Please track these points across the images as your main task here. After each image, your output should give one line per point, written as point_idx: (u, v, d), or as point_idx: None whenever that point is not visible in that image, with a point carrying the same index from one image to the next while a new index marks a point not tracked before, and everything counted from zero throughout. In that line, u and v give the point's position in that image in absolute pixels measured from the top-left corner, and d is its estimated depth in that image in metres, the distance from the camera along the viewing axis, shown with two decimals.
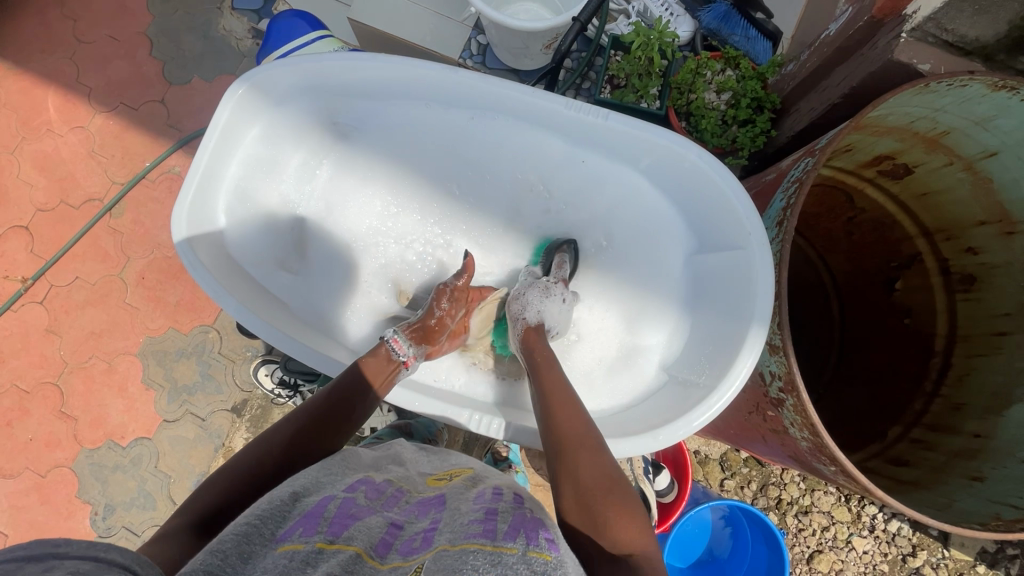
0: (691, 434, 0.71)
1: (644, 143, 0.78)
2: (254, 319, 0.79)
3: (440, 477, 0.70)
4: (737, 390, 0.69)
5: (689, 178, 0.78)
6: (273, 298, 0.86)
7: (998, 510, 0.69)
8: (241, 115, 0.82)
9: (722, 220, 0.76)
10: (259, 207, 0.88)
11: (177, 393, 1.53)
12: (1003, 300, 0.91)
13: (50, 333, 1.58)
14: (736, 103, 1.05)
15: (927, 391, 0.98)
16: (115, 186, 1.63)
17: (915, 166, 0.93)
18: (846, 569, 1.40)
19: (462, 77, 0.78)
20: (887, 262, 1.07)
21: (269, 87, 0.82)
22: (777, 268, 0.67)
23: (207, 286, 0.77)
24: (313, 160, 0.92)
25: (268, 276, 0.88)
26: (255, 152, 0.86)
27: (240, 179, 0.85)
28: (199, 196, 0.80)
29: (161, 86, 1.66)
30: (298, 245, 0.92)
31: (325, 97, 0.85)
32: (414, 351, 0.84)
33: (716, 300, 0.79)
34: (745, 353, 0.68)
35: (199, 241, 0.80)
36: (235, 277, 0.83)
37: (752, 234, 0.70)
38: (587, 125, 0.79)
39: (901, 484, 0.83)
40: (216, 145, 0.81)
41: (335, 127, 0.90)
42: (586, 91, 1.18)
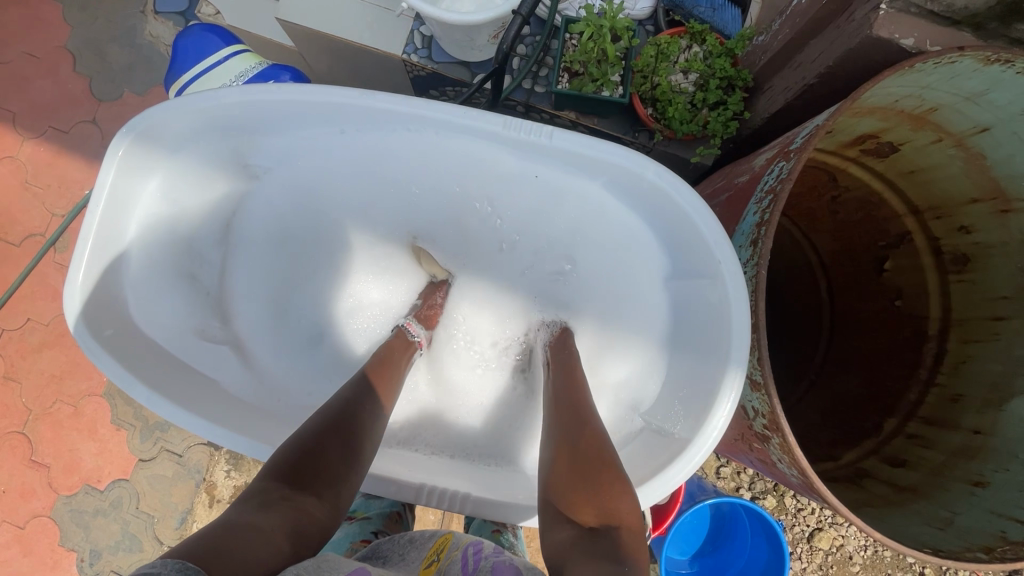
0: (672, 489, 0.65)
1: (597, 164, 0.70)
2: (172, 407, 0.72)
3: (428, 562, 0.62)
4: (718, 436, 0.63)
5: (648, 196, 0.70)
6: (195, 373, 0.78)
7: (1003, 528, 0.65)
8: (133, 172, 0.73)
9: (691, 245, 0.69)
10: (169, 270, 0.80)
11: (150, 431, 1.47)
12: (1000, 283, 0.86)
13: (8, 381, 1.50)
14: (705, 85, 0.97)
15: (922, 378, 0.93)
16: (56, 218, 1.52)
17: (900, 144, 0.85)
18: (847, 545, 1.39)
19: (386, 101, 0.69)
20: (875, 241, 1.00)
21: (162, 133, 0.73)
22: (752, 298, 0.60)
23: (114, 375, 0.70)
24: (228, 210, 0.83)
25: (188, 347, 0.80)
26: (158, 209, 0.77)
27: (143, 244, 0.77)
28: (92, 270, 0.71)
29: (91, 105, 1.53)
30: (221, 306, 0.84)
31: (233, 136, 0.76)
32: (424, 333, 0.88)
33: (691, 328, 0.73)
34: (723, 396, 0.62)
35: (99, 319, 0.72)
36: (148, 357, 0.75)
37: (722, 262, 0.63)
38: (530, 145, 0.70)
39: (900, 491, 0.78)
40: (107, 207, 0.72)
41: (246, 169, 0.81)
42: (544, 79, 1.08)
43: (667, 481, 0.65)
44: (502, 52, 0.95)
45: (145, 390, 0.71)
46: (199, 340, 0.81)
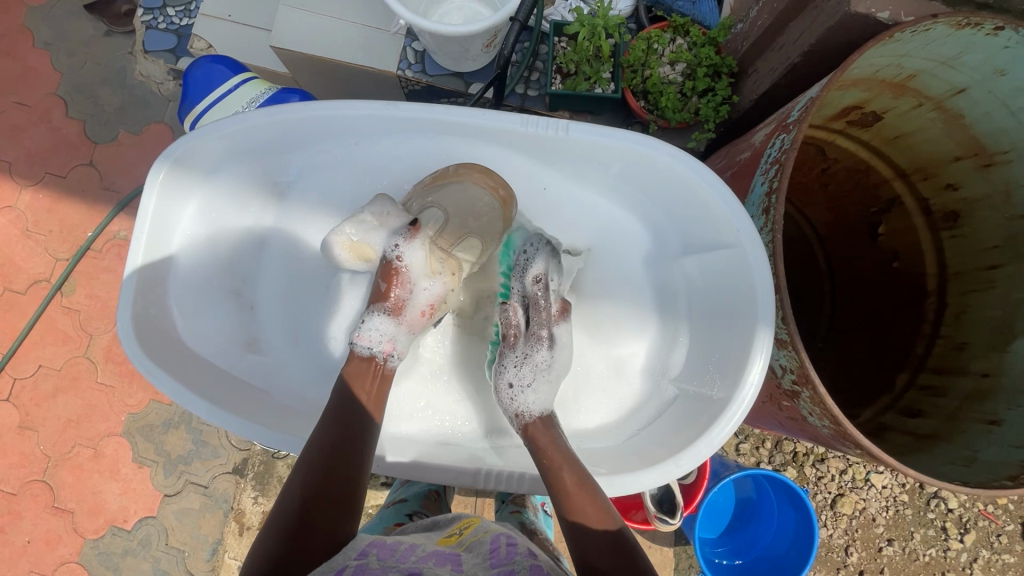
0: (714, 452, 0.68)
1: (610, 151, 0.74)
2: (231, 418, 0.74)
3: (450, 533, 0.67)
4: (753, 397, 0.67)
5: (663, 177, 0.75)
6: (245, 385, 0.80)
7: (1022, 458, 0.70)
8: (170, 201, 0.76)
9: (708, 219, 0.72)
10: (211, 289, 0.81)
11: (173, 466, 1.47)
12: (990, 233, 0.91)
13: (25, 430, 1.50)
14: (692, 74, 1.02)
15: (928, 333, 0.97)
16: (60, 263, 1.53)
17: (884, 112, 0.91)
18: (869, 507, 1.43)
19: (405, 110, 0.72)
20: (866, 208, 1.05)
21: (195, 158, 0.76)
22: (773, 262, 0.64)
23: (174, 395, 0.72)
24: (261, 226, 0.85)
25: (235, 361, 0.81)
26: (195, 230, 0.79)
27: (187, 268, 0.79)
28: (140, 298, 0.73)
29: (87, 148, 1.55)
30: (262, 320, 0.85)
31: (262, 156, 0.79)
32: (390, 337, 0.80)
33: (711, 298, 0.77)
34: (755, 357, 0.66)
35: (151, 338, 0.73)
36: (202, 373, 0.77)
37: (742, 231, 0.66)
38: (546, 140, 0.75)
39: (921, 438, 0.82)
40: (150, 237, 0.74)
41: (275, 186, 0.84)
42: (536, 83, 1.12)
43: (710, 444, 0.68)
44: (503, 57, 1.01)
45: (202, 403, 0.73)
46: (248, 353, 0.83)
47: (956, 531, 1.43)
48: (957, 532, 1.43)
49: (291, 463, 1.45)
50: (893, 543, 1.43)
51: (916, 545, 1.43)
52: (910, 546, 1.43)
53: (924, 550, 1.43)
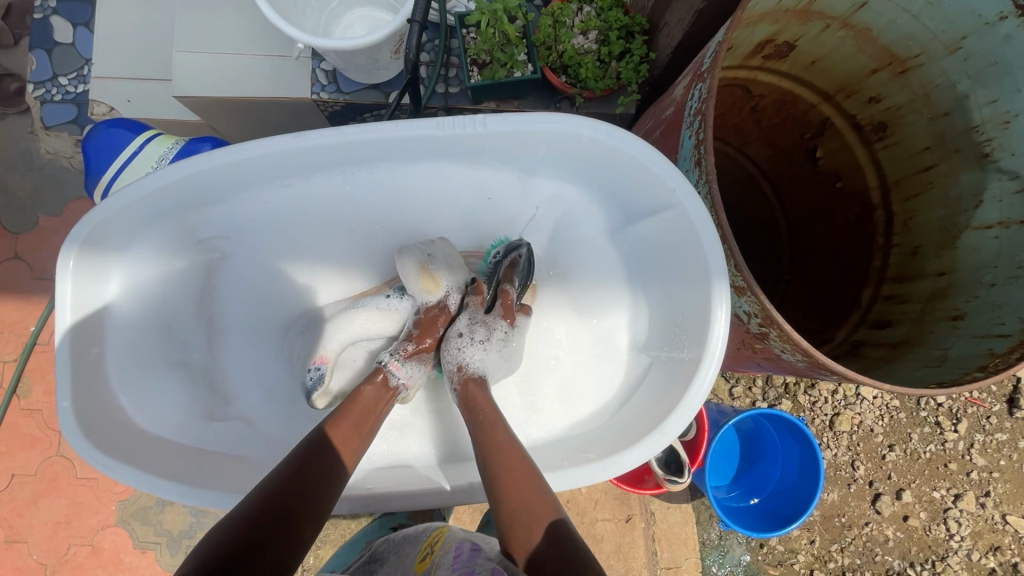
0: (698, 410, 0.68)
1: (536, 134, 0.72)
2: (204, 494, 0.70)
3: (420, 556, 0.65)
4: (723, 348, 0.67)
5: (592, 150, 0.74)
6: (212, 455, 0.77)
7: (990, 346, 0.72)
8: (88, 282, 0.71)
9: (644, 182, 0.72)
10: (157, 364, 0.78)
11: (178, 542, 1.42)
12: (919, 137, 0.93)
13: (13, 543, 1.43)
14: (606, 39, 1.01)
15: (882, 245, 0.99)
16: (8, 365, 1.45)
17: (796, 41, 0.91)
18: (865, 419, 1.47)
19: (320, 136, 0.69)
20: (802, 135, 1.06)
21: (105, 234, 0.71)
22: (714, 212, 0.64)
23: (138, 484, 0.68)
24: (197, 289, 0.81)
25: (198, 433, 0.78)
26: (127, 307, 0.75)
27: (122, 349, 0.74)
28: (78, 392, 0.69)
29: (8, 241, 1.47)
30: (219, 384, 0.82)
31: (178, 215, 0.75)
32: (413, 372, 0.80)
33: (665, 259, 0.77)
34: (717, 309, 0.66)
35: (101, 431, 0.70)
36: (165, 453, 0.73)
37: (677, 189, 0.66)
38: (467, 137, 0.72)
39: (894, 348, 0.84)
40: (74, 324, 0.70)
41: (202, 245, 0.80)
42: (455, 79, 1.10)
43: (691, 404, 0.69)
44: (411, 62, 0.93)
45: (170, 485, 0.69)
46: (209, 421, 0.79)
47: (949, 422, 1.49)
48: (950, 423, 1.49)
49: None
50: (895, 448, 1.48)
51: (915, 444, 1.48)
52: (911, 447, 1.48)
53: (924, 448, 1.48)
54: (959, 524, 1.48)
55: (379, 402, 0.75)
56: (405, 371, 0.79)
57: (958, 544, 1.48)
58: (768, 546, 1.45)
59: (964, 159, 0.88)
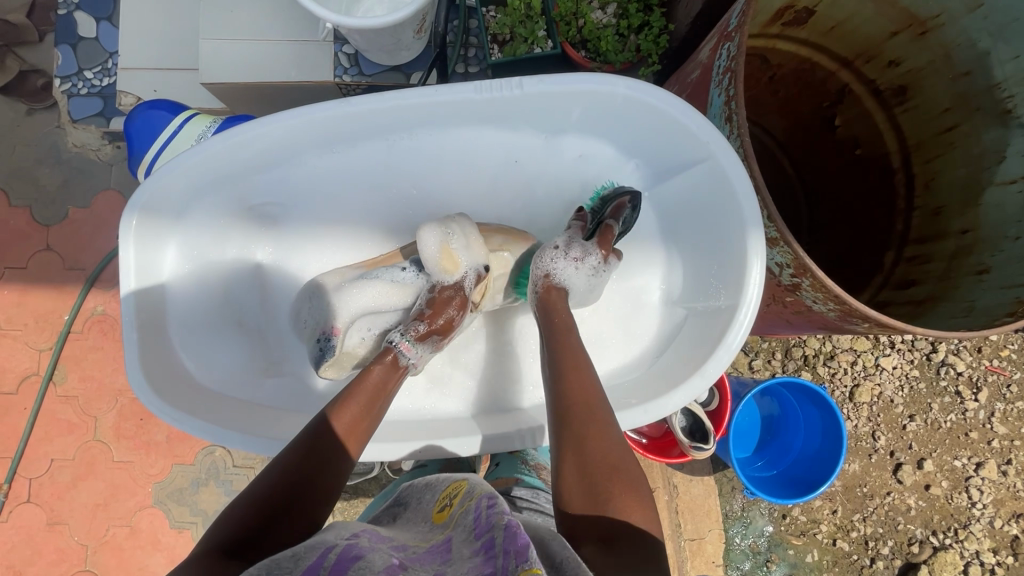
0: (734, 355, 0.71)
1: (568, 97, 0.74)
2: (267, 443, 0.74)
3: (442, 508, 0.65)
4: (758, 296, 0.69)
5: (626, 109, 0.75)
6: (270, 409, 0.81)
7: (1016, 295, 0.74)
8: (151, 249, 0.75)
9: (676, 140, 0.74)
10: (214, 326, 0.82)
11: (213, 522, 1.46)
12: (939, 98, 0.94)
13: (55, 525, 1.47)
14: (625, 12, 1.02)
15: (903, 209, 1.00)
16: (44, 353, 1.49)
17: (815, 6, 0.92)
18: (885, 390, 1.49)
19: (358, 104, 0.72)
20: (820, 103, 1.07)
21: (163, 203, 0.74)
22: (747, 164, 0.65)
23: (203, 434, 0.73)
24: (247, 252, 0.85)
25: (255, 389, 0.82)
26: (185, 271, 0.79)
27: (183, 311, 0.78)
28: (144, 352, 0.73)
29: (40, 233, 1.51)
30: (271, 345, 0.86)
31: (233, 182, 0.78)
32: (424, 351, 0.80)
33: (697, 215, 0.79)
34: (753, 259, 0.68)
35: (168, 388, 0.74)
36: (228, 407, 0.77)
37: (711, 143, 0.68)
38: (499, 102, 0.74)
39: (920, 304, 0.86)
40: (138, 289, 0.74)
41: (253, 210, 0.83)
42: (475, 58, 1.13)
43: (727, 351, 0.71)
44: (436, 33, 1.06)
45: (234, 435, 0.74)
46: (267, 377, 0.84)
47: (970, 391, 1.49)
48: (971, 392, 1.49)
49: None
50: (915, 418, 1.49)
51: (936, 414, 1.49)
52: (931, 417, 1.49)
53: (944, 417, 1.49)
54: (981, 492, 1.49)
55: (390, 382, 0.76)
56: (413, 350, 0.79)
57: (980, 512, 1.49)
58: (791, 516, 1.46)
59: (985, 117, 0.89)
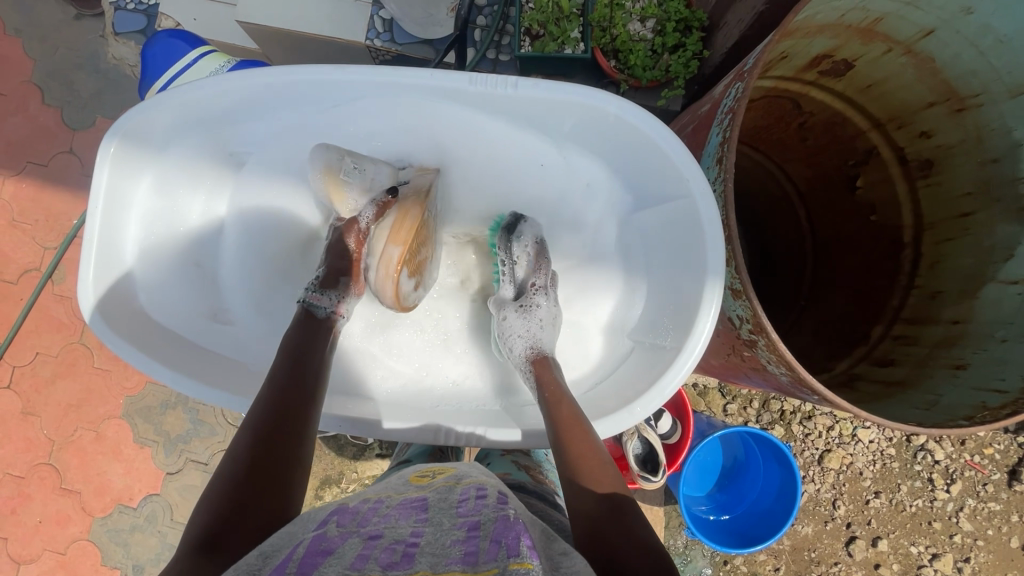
0: (668, 398, 0.69)
1: (562, 107, 0.73)
2: (197, 385, 0.76)
3: (422, 476, 0.70)
4: (705, 344, 0.68)
5: (616, 131, 0.74)
6: (208, 354, 0.82)
7: (984, 399, 0.71)
8: (122, 175, 0.76)
9: (659, 171, 0.72)
10: (171, 262, 0.83)
11: (173, 445, 1.50)
12: (963, 181, 0.90)
13: (28, 415, 1.53)
14: (662, 29, 1.01)
15: (903, 285, 0.97)
16: (48, 251, 1.54)
17: (855, 60, 0.89)
18: (856, 461, 1.45)
19: (356, 73, 0.72)
20: (845, 161, 1.04)
21: (139, 132, 0.76)
22: (722, 210, 0.64)
23: (136, 362, 0.75)
24: (217, 197, 0.86)
25: (198, 330, 0.83)
26: (152, 204, 0.80)
27: (144, 242, 0.80)
28: (95, 272, 0.75)
29: (66, 136, 1.55)
30: (224, 291, 0.86)
31: (216, 124, 0.79)
32: (335, 296, 0.83)
33: (667, 251, 0.76)
34: (707, 306, 0.67)
35: (114, 313, 0.76)
36: (165, 344, 0.79)
37: (691, 182, 0.66)
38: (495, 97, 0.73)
39: (890, 385, 0.83)
40: (101, 210, 0.75)
41: (230, 157, 0.84)
42: (507, 47, 1.12)
43: (664, 391, 0.70)
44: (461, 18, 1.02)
45: (165, 371, 0.75)
46: (210, 322, 0.84)
47: (942, 482, 1.45)
48: (943, 483, 1.45)
49: None
50: (880, 496, 1.46)
51: (903, 496, 1.45)
52: (897, 498, 1.45)
53: (911, 501, 1.46)
54: None
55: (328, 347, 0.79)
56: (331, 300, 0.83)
57: None
58: (732, 564, 1.45)
59: (1004, 209, 0.85)
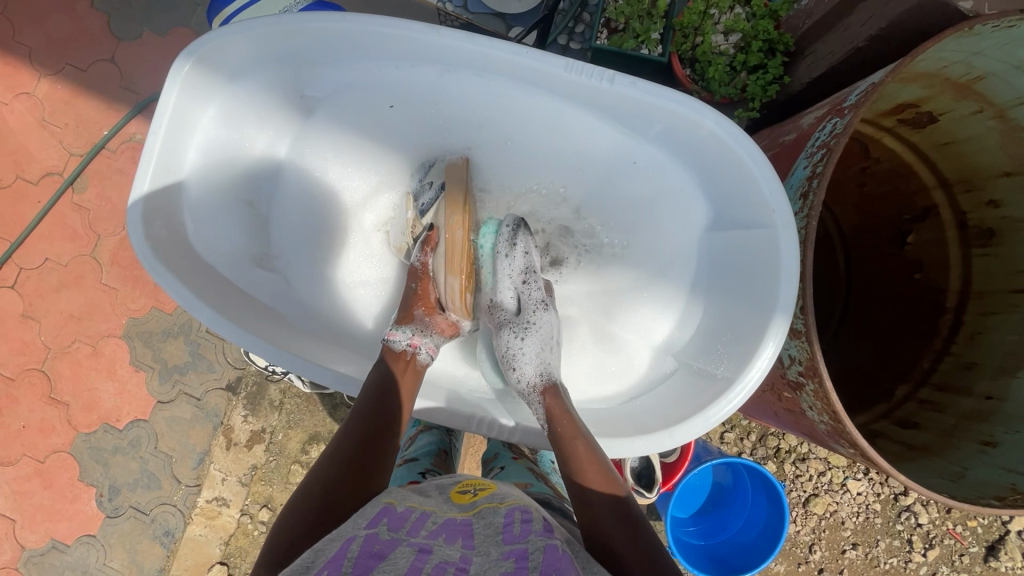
0: (711, 428, 0.69)
1: (649, 111, 0.71)
2: (234, 329, 0.75)
3: (463, 491, 0.69)
4: (759, 380, 0.66)
5: (702, 145, 0.72)
6: (250, 297, 0.81)
7: (1013, 482, 0.70)
8: (195, 100, 0.77)
9: (742, 194, 0.71)
10: (225, 199, 0.82)
11: (168, 374, 1.49)
12: (1022, 257, 0.88)
13: (27, 319, 1.51)
14: (746, 47, 0.97)
15: (937, 349, 0.96)
16: (73, 158, 1.51)
17: (940, 114, 0.86)
18: (840, 510, 1.46)
19: (452, 37, 0.71)
20: (900, 214, 1.01)
21: (218, 56, 0.75)
22: (804, 247, 0.62)
23: (176, 295, 0.73)
24: (279, 139, 0.84)
25: (243, 273, 0.82)
26: (216, 136, 0.80)
27: (200, 173, 0.79)
28: (151, 194, 0.74)
29: (109, 43, 1.50)
30: (272, 237, 0.86)
31: (295, 64, 0.78)
32: (412, 330, 0.80)
33: (730, 278, 0.75)
34: (766, 343, 0.65)
35: (162, 242, 0.75)
36: (210, 281, 0.78)
37: (777, 213, 0.64)
38: (589, 89, 0.71)
39: (913, 450, 0.83)
40: (166, 132, 0.75)
41: (300, 100, 0.83)
42: (580, 35, 1.09)
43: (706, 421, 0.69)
44: None
45: (207, 310, 0.74)
46: (256, 266, 0.84)
47: (920, 545, 1.46)
48: (921, 546, 1.46)
49: (284, 388, 1.48)
50: (857, 548, 1.46)
51: (879, 552, 1.46)
52: (873, 553, 1.46)
53: (885, 558, 1.46)
54: None
55: (408, 380, 0.76)
56: (405, 333, 0.79)
57: None
58: None
59: None
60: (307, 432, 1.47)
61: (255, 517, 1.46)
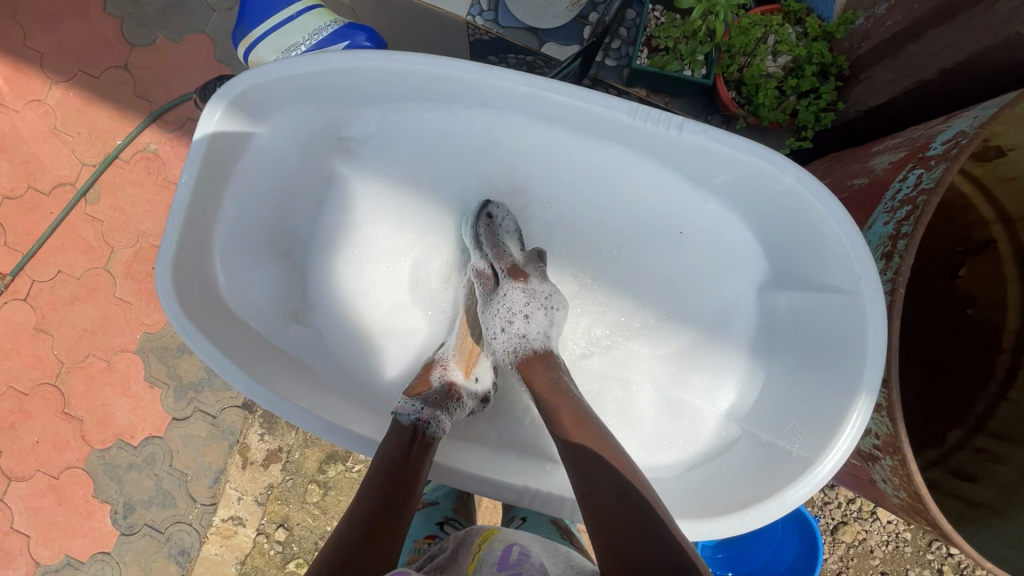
0: (786, 510, 0.70)
1: (692, 150, 0.74)
2: (271, 395, 0.76)
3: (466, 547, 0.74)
4: (839, 461, 0.68)
5: (781, 199, 0.73)
6: (283, 354, 0.83)
7: None
8: (222, 155, 0.78)
9: (823, 261, 0.73)
10: (260, 252, 0.85)
11: (184, 391, 1.46)
12: None
13: (40, 332, 1.48)
14: (797, 70, 0.92)
15: (992, 393, 0.91)
16: (86, 168, 1.47)
17: (1008, 150, 0.80)
18: (869, 539, 1.38)
19: (502, 77, 0.74)
20: (952, 245, 0.96)
21: (248, 102, 0.78)
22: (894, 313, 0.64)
23: (214, 362, 0.74)
24: (322, 184, 0.88)
25: (278, 330, 0.85)
26: (247, 188, 0.82)
27: (231, 226, 0.81)
28: (182, 260, 0.75)
29: (123, 50, 1.46)
30: (310, 291, 0.88)
31: (324, 107, 0.83)
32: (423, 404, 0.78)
33: (801, 341, 0.79)
34: (856, 414, 0.67)
35: (195, 301, 0.76)
36: (249, 345, 0.80)
37: (864, 279, 0.66)
38: (656, 136, 0.74)
39: (973, 508, 0.80)
40: (194, 187, 0.75)
41: (341, 142, 0.87)
42: (616, 52, 1.02)
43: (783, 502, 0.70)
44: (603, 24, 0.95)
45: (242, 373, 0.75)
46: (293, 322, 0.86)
47: None
48: None
49: None
50: None
51: None
52: None
53: None
54: None
55: (418, 458, 0.72)
56: (414, 406, 0.77)
57: None
58: None
59: None
60: (324, 451, 1.44)
61: (271, 536, 1.43)
